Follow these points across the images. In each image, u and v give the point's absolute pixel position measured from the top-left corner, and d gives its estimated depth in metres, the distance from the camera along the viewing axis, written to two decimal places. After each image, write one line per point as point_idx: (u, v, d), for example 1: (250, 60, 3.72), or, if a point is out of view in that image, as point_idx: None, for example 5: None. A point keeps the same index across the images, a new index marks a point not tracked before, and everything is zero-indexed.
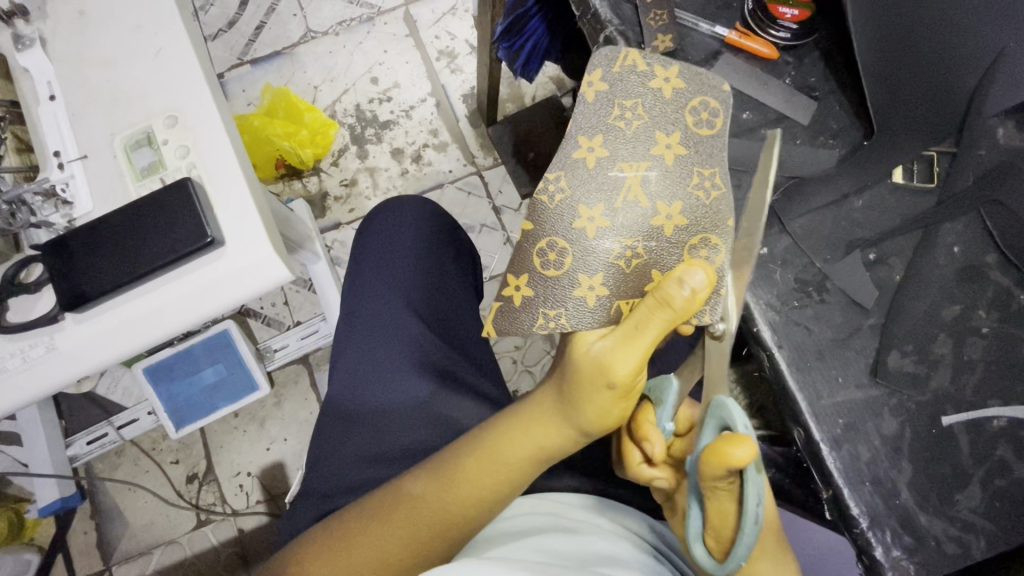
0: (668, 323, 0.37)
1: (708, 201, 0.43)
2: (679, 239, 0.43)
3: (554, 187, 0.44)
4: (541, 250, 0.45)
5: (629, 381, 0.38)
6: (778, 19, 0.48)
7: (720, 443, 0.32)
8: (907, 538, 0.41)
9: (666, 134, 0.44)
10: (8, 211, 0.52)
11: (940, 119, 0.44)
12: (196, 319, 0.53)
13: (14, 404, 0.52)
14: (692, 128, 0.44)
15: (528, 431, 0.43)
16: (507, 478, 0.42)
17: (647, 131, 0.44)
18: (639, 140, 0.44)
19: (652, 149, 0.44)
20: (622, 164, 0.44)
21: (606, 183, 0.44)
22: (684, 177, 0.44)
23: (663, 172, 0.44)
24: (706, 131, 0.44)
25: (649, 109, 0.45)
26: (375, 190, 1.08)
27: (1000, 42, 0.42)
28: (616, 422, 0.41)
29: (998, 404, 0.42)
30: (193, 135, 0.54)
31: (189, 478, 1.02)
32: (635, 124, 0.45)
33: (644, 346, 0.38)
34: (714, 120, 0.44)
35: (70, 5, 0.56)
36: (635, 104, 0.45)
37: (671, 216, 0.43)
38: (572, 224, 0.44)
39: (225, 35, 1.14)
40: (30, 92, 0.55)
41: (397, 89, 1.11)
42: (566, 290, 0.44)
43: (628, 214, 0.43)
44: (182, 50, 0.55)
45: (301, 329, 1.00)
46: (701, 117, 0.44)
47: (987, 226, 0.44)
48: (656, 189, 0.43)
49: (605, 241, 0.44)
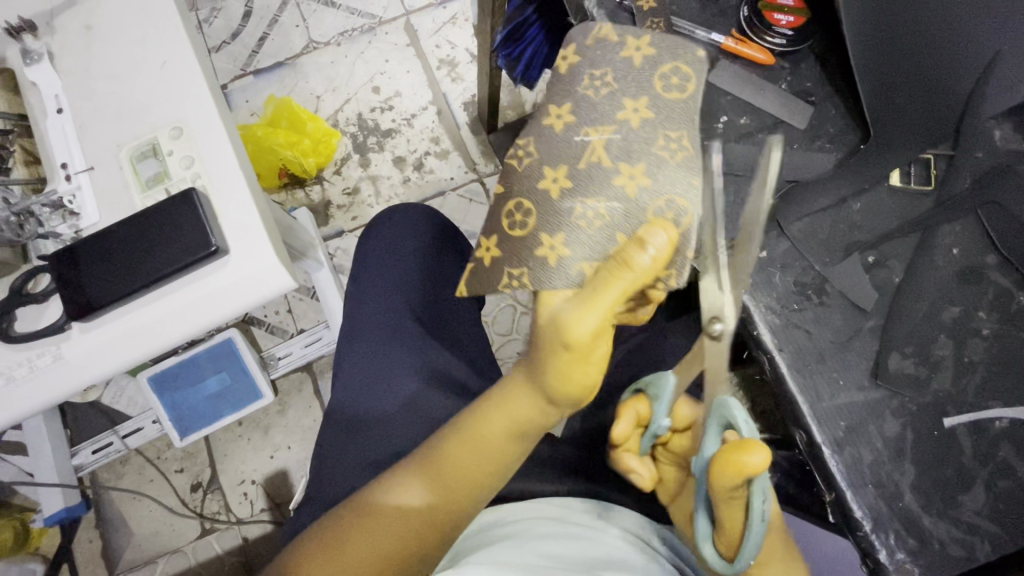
0: (628, 285, 0.37)
1: (674, 160, 0.43)
2: (642, 199, 0.42)
3: (525, 152, 0.46)
4: (509, 212, 0.45)
5: (589, 341, 0.37)
6: (772, 27, 0.49)
7: (734, 452, 0.32)
8: (911, 541, 0.41)
9: (634, 100, 0.44)
10: (17, 222, 0.53)
11: (937, 119, 0.44)
12: (200, 326, 0.53)
13: (20, 413, 0.52)
14: (661, 92, 0.45)
15: (505, 410, 0.42)
16: (486, 457, 0.42)
17: (617, 97, 0.45)
18: (607, 105, 0.44)
19: (618, 113, 0.44)
20: (587, 129, 0.44)
21: (569, 149, 0.44)
22: (646, 139, 0.43)
23: (628, 134, 0.43)
24: (676, 95, 0.45)
25: (618, 77, 0.45)
26: (377, 197, 1.09)
27: (994, 45, 0.41)
28: (582, 388, 0.40)
29: (1000, 405, 0.42)
30: (197, 146, 0.55)
31: (194, 487, 1.02)
32: (604, 90, 0.45)
33: (605, 305, 0.37)
34: (685, 85, 0.45)
35: (77, 20, 0.57)
36: (604, 74, 0.45)
37: (635, 176, 0.43)
38: (538, 185, 0.44)
39: (229, 47, 1.16)
40: (38, 105, 0.56)
41: (398, 97, 1.12)
42: (530, 250, 0.44)
43: (595, 179, 0.43)
44: (187, 62, 0.56)
45: (304, 336, 1.02)
46: (670, 82, 0.45)
47: (985, 228, 0.45)
48: (618, 151, 0.43)
49: (569, 202, 0.43)
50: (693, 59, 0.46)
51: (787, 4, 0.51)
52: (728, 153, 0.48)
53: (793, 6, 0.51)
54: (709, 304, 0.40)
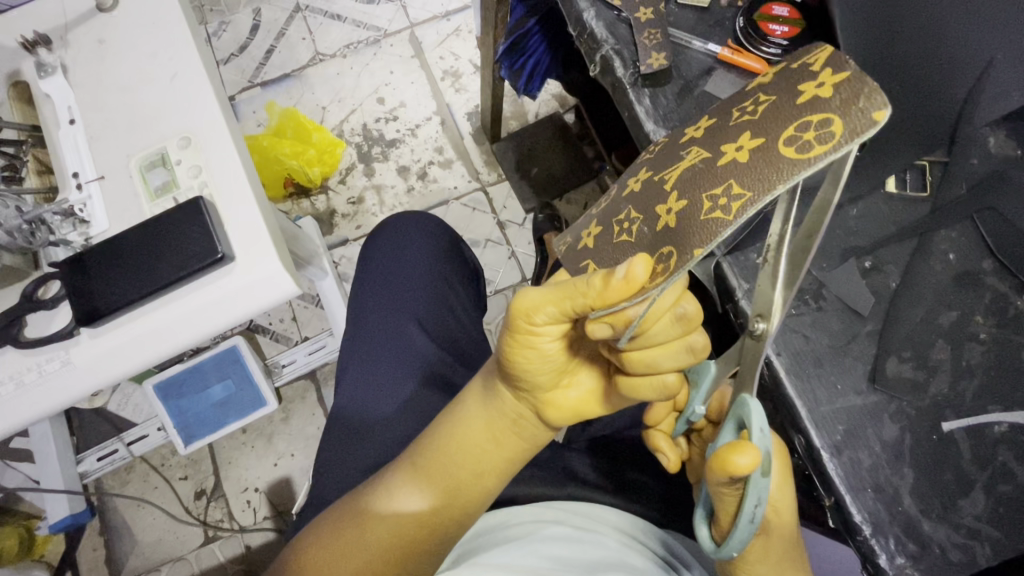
0: (582, 294, 0.32)
1: (705, 216, 0.30)
2: (657, 237, 0.32)
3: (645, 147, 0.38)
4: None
5: (527, 319, 0.35)
6: (768, 37, 0.51)
7: (723, 449, 0.32)
8: (911, 546, 0.41)
9: (751, 139, 0.30)
10: (29, 230, 0.54)
11: (929, 128, 0.44)
12: (205, 332, 0.54)
13: (30, 417, 0.53)
14: (782, 148, 0.28)
15: (483, 390, 0.44)
16: (458, 436, 0.44)
17: (740, 124, 0.31)
18: (730, 129, 0.31)
19: (726, 145, 0.31)
20: (693, 146, 0.33)
21: (668, 156, 0.35)
22: (713, 179, 0.30)
23: (711, 169, 0.31)
24: (790, 154, 0.28)
25: (770, 101, 0.30)
26: (382, 207, 1.10)
27: (986, 54, 0.41)
28: (531, 371, 0.39)
29: (999, 409, 0.42)
30: (205, 156, 0.56)
31: (198, 494, 1.02)
32: (747, 115, 0.31)
33: (557, 299, 0.34)
34: (814, 146, 0.27)
35: (90, 35, 0.59)
36: (764, 101, 0.31)
37: (673, 210, 0.32)
38: (622, 178, 0.37)
39: (236, 59, 1.18)
40: (51, 117, 0.58)
41: (403, 108, 1.14)
42: (571, 231, 0.39)
43: (649, 197, 0.34)
44: (195, 75, 0.58)
45: (308, 343, 1.02)
46: (802, 138, 0.28)
47: (981, 234, 0.46)
48: (686, 180, 0.32)
49: (620, 203, 0.36)
50: (870, 127, 0.26)
51: (783, 14, 0.52)
52: None
53: (789, 16, 0.52)
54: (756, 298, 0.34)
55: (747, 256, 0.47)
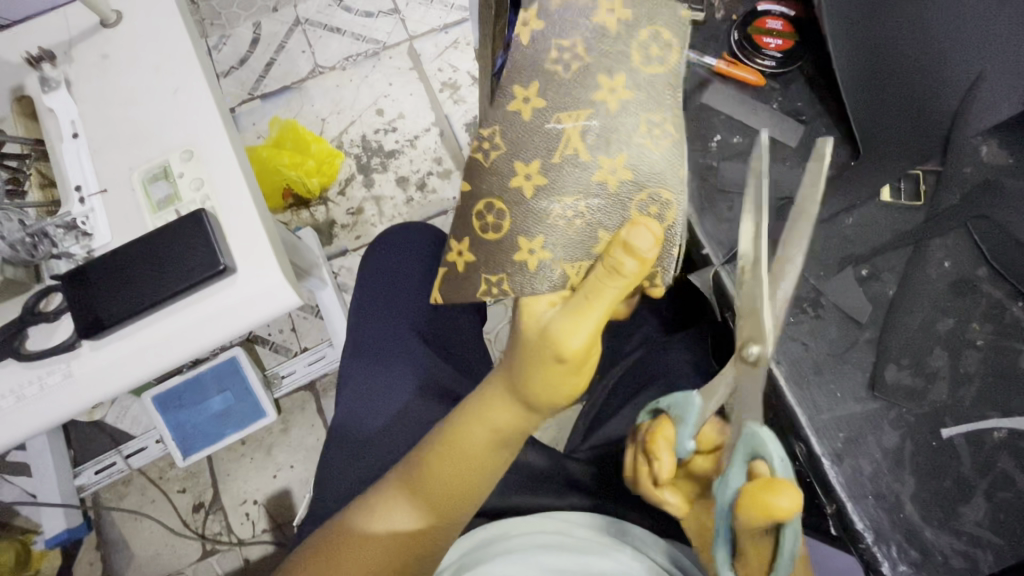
0: (618, 292, 0.37)
1: (657, 148, 0.43)
2: (625, 193, 0.43)
3: (491, 144, 0.46)
4: (480, 213, 0.46)
5: (580, 353, 0.38)
6: (762, 50, 0.51)
7: (763, 493, 0.32)
8: (913, 553, 0.41)
9: (609, 79, 0.44)
10: (31, 243, 0.54)
11: (924, 138, 0.45)
12: (205, 344, 0.54)
13: (29, 431, 0.53)
14: (642, 66, 0.44)
15: (484, 417, 0.43)
16: (467, 466, 0.43)
17: (590, 74, 0.44)
18: (578, 82, 0.44)
19: (593, 95, 0.44)
20: (561, 115, 0.44)
21: (541, 133, 0.44)
22: (616, 121, 0.43)
23: (604, 118, 0.43)
24: (658, 67, 0.44)
25: (589, 50, 0.44)
26: (381, 217, 1.11)
27: (978, 66, 0.43)
28: (565, 395, 0.41)
29: (997, 415, 0.42)
30: (206, 169, 0.56)
31: (196, 507, 1.02)
32: (574, 66, 0.44)
33: (596, 316, 0.38)
34: (666, 55, 0.44)
35: (94, 49, 0.60)
36: (576, 50, 0.44)
37: (616, 169, 0.43)
38: (509, 184, 0.45)
39: (236, 72, 1.19)
40: (54, 131, 0.58)
41: (402, 119, 1.15)
42: (508, 253, 0.45)
43: (569, 173, 0.43)
44: (197, 88, 0.58)
45: (308, 354, 1.02)
46: (652, 52, 0.44)
47: (976, 241, 0.46)
48: (594, 137, 0.43)
49: (548, 202, 0.44)
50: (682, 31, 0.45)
51: (778, 27, 0.53)
52: (721, 171, 0.50)
53: (783, 29, 0.53)
54: (744, 326, 0.37)
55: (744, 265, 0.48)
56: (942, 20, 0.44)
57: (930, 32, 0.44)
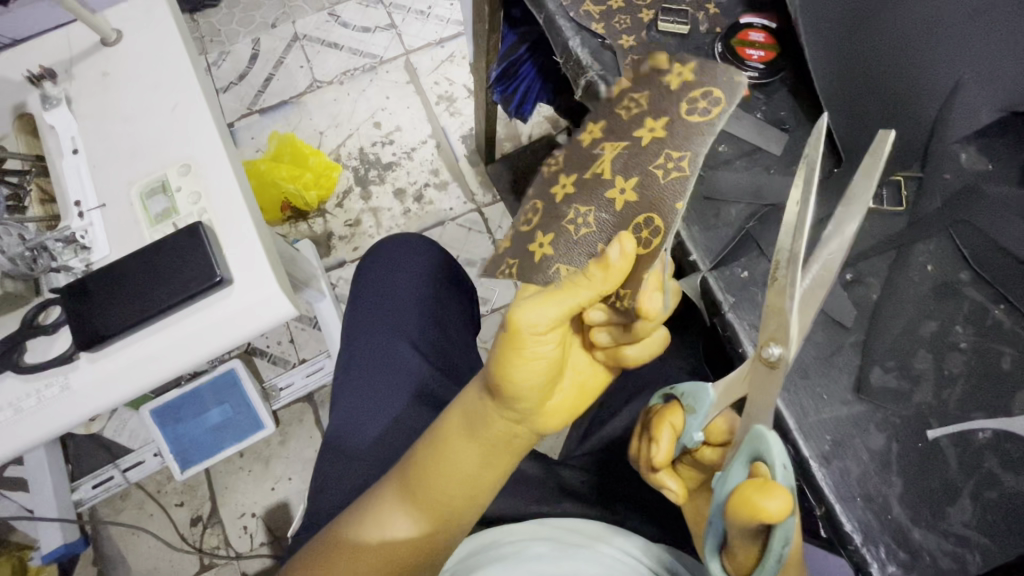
0: (593, 291, 0.39)
1: (665, 179, 0.42)
2: (625, 215, 0.43)
3: (552, 160, 0.47)
4: (523, 206, 0.48)
5: (535, 330, 0.37)
6: (745, 61, 0.53)
7: (757, 495, 0.32)
8: (902, 554, 0.41)
9: (654, 120, 0.43)
10: (30, 257, 0.55)
11: (906, 145, 0.48)
12: (201, 356, 0.55)
13: (25, 444, 0.53)
14: (684, 114, 0.42)
15: (467, 416, 0.43)
16: (451, 468, 0.44)
17: (639, 117, 0.44)
18: (629, 122, 0.44)
19: (636, 132, 0.43)
20: (605, 143, 0.45)
21: (586, 158, 0.45)
22: (648, 159, 0.42)
23: (634, 152, 0.43)
24: (699, 118, 0.42)
25: (650, 97, 0.44)
26: (379, 228, 1.12)
27: (955, 75, 0.45)
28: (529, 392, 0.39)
29: (982, 417, 0.43)
30: (204, 183, 0.57)
31: (193, 521, 1.01)
32: (632, 110, 0.44)
33: (562, 303, 0.38)
34: (711, 109, 0.42)
35: (95, 68, 0.61)
36: (639, 96, 0.44)
37: (624, 190, 0.43)
38: (549, 188, 0.46)
39: (235, 87, 1.21)
40: (54, 147, 0.59)
41: (399, 132, 1.17)
42: (523, 241, 0.46)
43: (591, 189, 0.44)
44: (196, 105, 0.60)
45: (307, 365, 1.02)
46: (697, 105, 0.42)
47: (957, 245, 0.47)
48: (620, 165, 0.43)
49: (566, 206, 0.45)
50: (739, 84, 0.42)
51: (759, 40, 0.54)
52: (707, 180, 0.51)
53: (764, 42, 0.54)
54: (766, 326, 0.37)
55: (731, 270, 0.49)
56: (920, 32, 0.45)
57: (909, 44, 0.46)
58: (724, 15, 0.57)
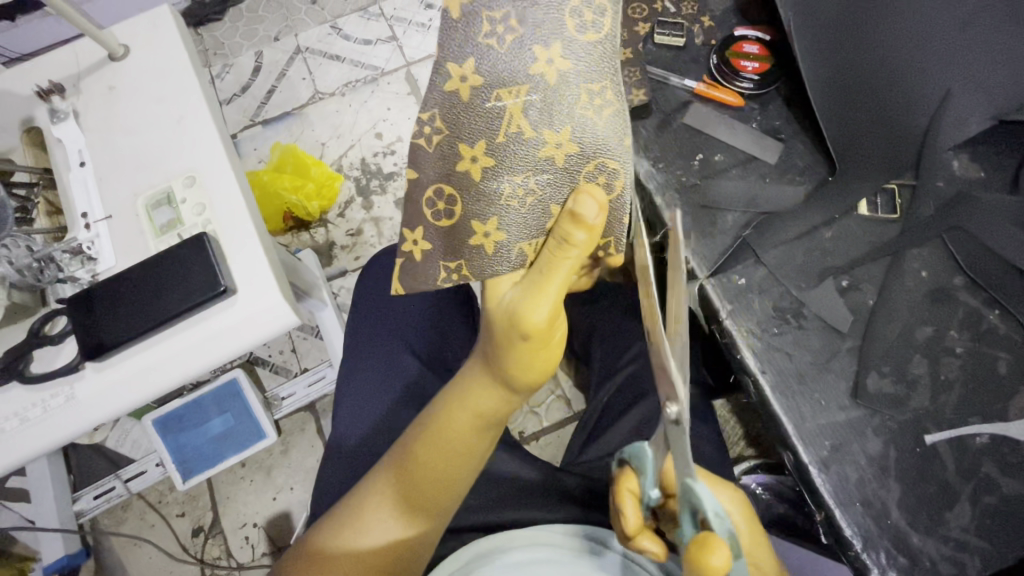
0: (573, 263, 0.41)
1: (599, 118, 0.41)
2: (571, 166, 0.42)
3: (431, 128, 0.42)
4: (430, 199, 0.44)
5: (542, 326, 0.42)
6: (739, 73, 0.54)
7: (695, 555, 0.31)
8: (902, 559, 0.42)
9: (545, 48, 0.39)
10: (38, 268, 0.56)
11: (900, 152, 0.48)
12: (204, 365, 0.55)
13: (29, 454, 0.54)
14: (576, 34, 0.39)
15: (466, 404, 0.47)
16: (455, 455, 0.47)
17: (524, 45, 0.39)
18: (514, 54, 0.40)
19: (530, 69, 0.40)
20: (501, 93, 0.41)
21: (479, 116, 0.41)
22: (561, 98, 0.40)
23: (544, 93, 0.40)
24: (592, 35, 0.39)
25: (521, 17, 0.39)
26: (381, 238, 1.13)
27: (945, 83, 0.46)
28: (537, 373, 0.46)
29: (979, 421, 0.44)
30: (209, 194, 0.58)
31: (195, 532, 1.01)
32: (508, 39, 0.40)
33: (554, 290, 0.42)
34: (600, 21, 0.40)
35: (102, 81, 0.62)
36: (504, 16, 0.39)
37: (561, 143, 0.41)
38: (455, 167, 0.42)
39: (238, 99, 1.23)
40: (62, 160, 0.60)
41: (400, 142, 1.18)
42: (463, 238, 0.45)
43: (515, 152, 0.41)
44: (201, 117, 0.61)
45: (308, 375, 1.02)
46: (584, 19, 0.39)
47: (951, 251, 0.48)
48: (535, 114, 0.41)
49: (496, 182, 0.43)
50: None
51: (753, 51, 0.55)
52: (703, 189, 0.52)
53: (758, 53, 0.55)
54: (662, 381, 0.33)
55: (728, 278, 0.50)
56: (909, 42, 0.46)
57: (899, 55, 0.46)
58: (718, 27, 0.58)
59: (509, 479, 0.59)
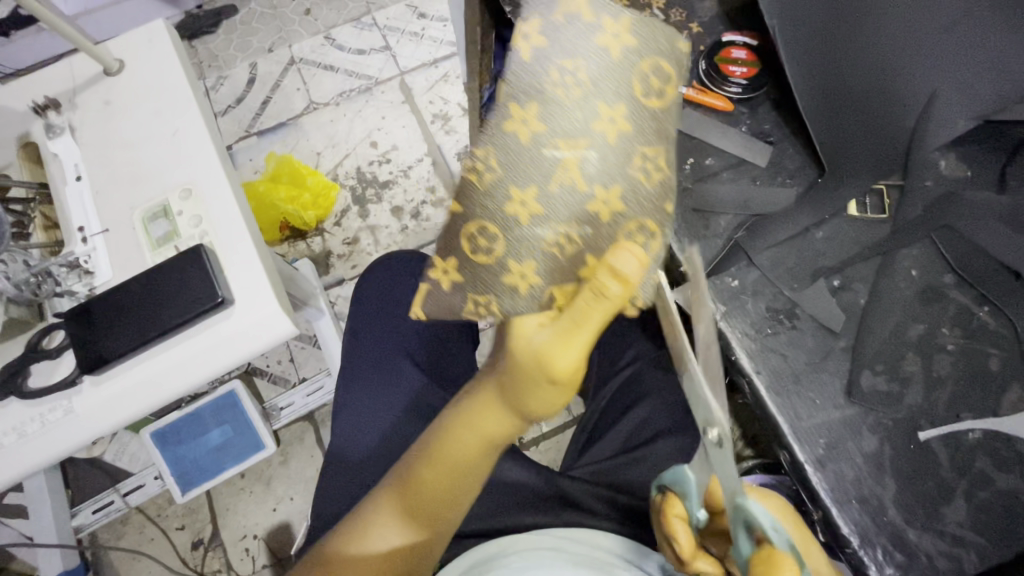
0: (604, 315, 0.40)
1: (648, 181, 0.47)
2: (614, 222, 0.46)
3: (486, 166, 0.48)
4: (471, 235, 0.49)
5: (568, 373, 0.41)
6: (728, 77, 0.55)
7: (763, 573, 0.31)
8: (899, 556, 0.43)
9: (609, 108, 0.46)
10: (35, 283, 0.57)
11: (887, 155, 0.49)
12: (202, 376, 0.55)
13: (28, 469, 0.54)
14: (641, 100, 0.47)
15: (477, 427, 0.47)
16: (462, 475, 0.48)
17: (591, 103, 0.46)
18: (580, 110, 0.46)
19: (594, 126, 0.46)
20: (558, 143, 0.46)
21: (536, 162, 0.47)
22: (628, 160, 0.47)
23: (602, 152, 0.46)
24: (655, 102, 0.47)
25: (590, 73, 0.46)
26: (377, 246, 1.13)
27: (932, 85, 0.46)
28: (556, 410, 0.46)
29: (971, 417, 0.45)
30: (205, 206, 0.59)
31: (194, 544, 1.01)
32: (576, 91, 0.46)
33: (582, 341, 0.41)
34: (664, 89, 0.47)
35: (97, 96, 0.63)
36: (576, 70, 0.46)
37: (607, 201, 0.46)
38: (504, 210, 0.47)
39: (233, 111, 1.24)
40: (57, 173, 0.61)
41: (395, 151, 1.19)
42: (497, 275, 0.48)
43: (563, 201, 0.46)
44: (197, 130, 0.61)
45: (307, 385, 1.03)
46: (651, 86, 0.47)
47: (941, 250, 0.49)
48: (592, 172, 0.46)
49: (538, 229, 0.47)
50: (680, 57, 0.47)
51: (741, 57, 0.56)
52: (695, 194, 0.53)
53: (747, 58, 0.56)
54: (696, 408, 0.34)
55: (722, 281, 0.51)
56: (897, 44, 0.46)
57: (884, 58, 0.47)
58: (707, 34, 0.59)
59: (510, 485, 0.59)
